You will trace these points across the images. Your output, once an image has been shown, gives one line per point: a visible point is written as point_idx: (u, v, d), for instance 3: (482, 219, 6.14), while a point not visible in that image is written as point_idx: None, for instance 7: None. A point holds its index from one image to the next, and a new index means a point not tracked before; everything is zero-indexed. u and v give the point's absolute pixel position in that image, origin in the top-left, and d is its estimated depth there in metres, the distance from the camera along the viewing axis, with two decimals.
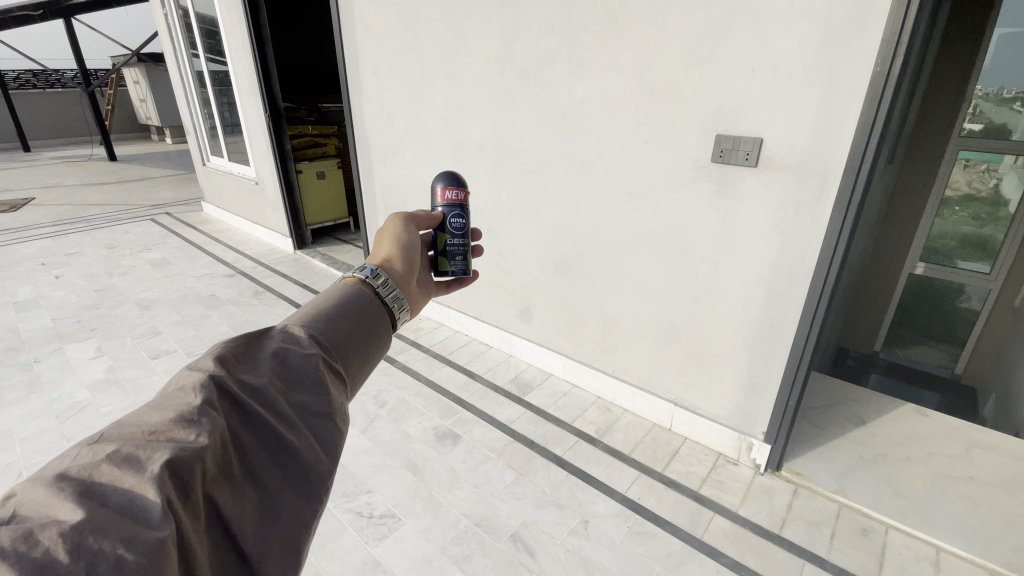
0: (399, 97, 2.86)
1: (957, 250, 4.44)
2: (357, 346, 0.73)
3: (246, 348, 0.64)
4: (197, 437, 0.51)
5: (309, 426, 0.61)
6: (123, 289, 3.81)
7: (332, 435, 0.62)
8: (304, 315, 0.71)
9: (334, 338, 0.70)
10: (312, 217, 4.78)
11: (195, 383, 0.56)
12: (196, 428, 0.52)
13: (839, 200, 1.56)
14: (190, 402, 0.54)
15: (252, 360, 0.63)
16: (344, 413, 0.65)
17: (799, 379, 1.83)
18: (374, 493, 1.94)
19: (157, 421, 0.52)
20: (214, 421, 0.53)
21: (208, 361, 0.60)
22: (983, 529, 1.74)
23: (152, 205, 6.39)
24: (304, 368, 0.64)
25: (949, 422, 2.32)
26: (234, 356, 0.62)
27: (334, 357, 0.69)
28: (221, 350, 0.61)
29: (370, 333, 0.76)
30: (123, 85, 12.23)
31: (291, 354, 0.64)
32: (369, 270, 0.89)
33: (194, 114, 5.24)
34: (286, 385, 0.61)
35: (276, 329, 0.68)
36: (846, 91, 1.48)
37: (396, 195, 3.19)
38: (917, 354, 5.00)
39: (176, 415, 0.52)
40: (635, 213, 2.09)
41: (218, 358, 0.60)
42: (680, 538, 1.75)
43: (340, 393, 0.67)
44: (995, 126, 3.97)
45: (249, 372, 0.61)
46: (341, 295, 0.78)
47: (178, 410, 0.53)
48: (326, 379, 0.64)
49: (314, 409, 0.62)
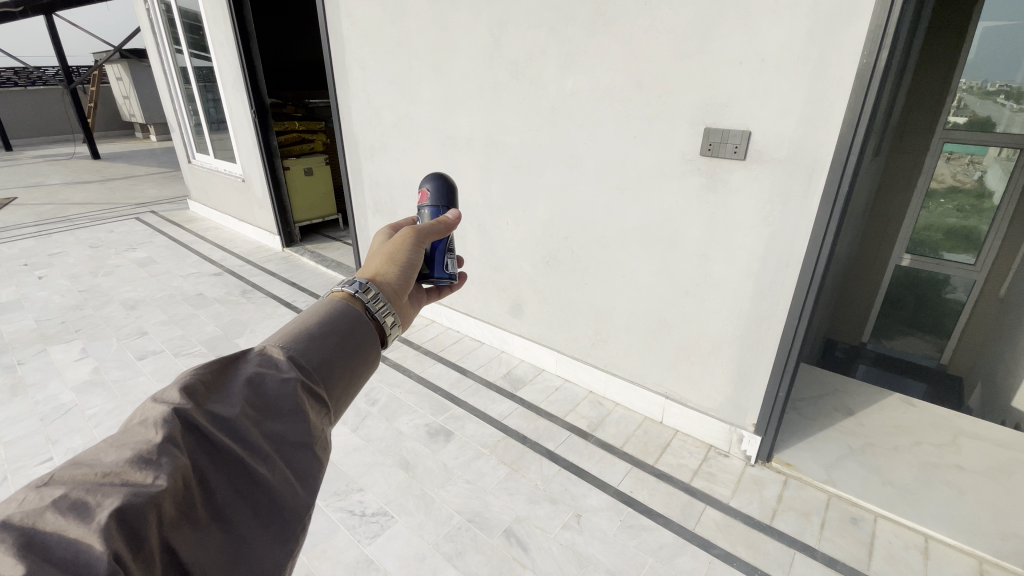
0: (387, 91, 2.83)
1: (942, 242, 4.52)
2: (345, 365, 0.66)
3: (218, 375, 0.59)
4: (154, 479, 0.46)
5: (284, 457, 0.56)
6: (108, 289, 3.75)
7: (311, 466, 0.57)
8: (286, 333, 0.65)
9: (316, 359, 0.63)
10: (301, 214, 4.73)
11: (157, 418, 0.51)
12: (154, 470, 0.47)
13: (826, 193, 1.57)
14: (150, 439, 0.50)
15: (223, 388, 0.58)
16: (324, 441, 0.60)
17: (788, 371, 1.85)
18: (365, 491, 1.93)
19: (113, 462, 0.48)
20: (176, 460, 0.49)
21: (175, 392, 0.55)
22: (969, 516, 1.77)
23: (137, 203, 6.30)
24: (281, 394, 0.59)
25: (936, 411, 2.35)
26: (204, 386, 0.57)
27: (316, 381, 0.63)
28: (190, 379, 0.57)
29: (360, 350, 0.69)
30: (105, 82, 12.02)
31: (266, 380, 0.59)
32: (359, 283, 0.79)
33: (178, 110, 5.16)
34: (260, 415, 0.57)
35: (254, 351, 0.63)
36: (833, 83, 1.48)
37: (385, 191, 3.16)
38: (904, 344, 5.07)
39: (134, 455, 0.48)
40: (625, 207, 2.09)
41: (185, 388, 0.56)
42: (672, 530, 1.76)
43: (322, 419, 0.62)
44: (979, 119, 4.01)
45: (219, 402, 0.56)
46: (329, 306, 0.71)
47: (137, 449, 0.49)
48: (305, 406, 0.59)
49: (290, 439, 0.57)
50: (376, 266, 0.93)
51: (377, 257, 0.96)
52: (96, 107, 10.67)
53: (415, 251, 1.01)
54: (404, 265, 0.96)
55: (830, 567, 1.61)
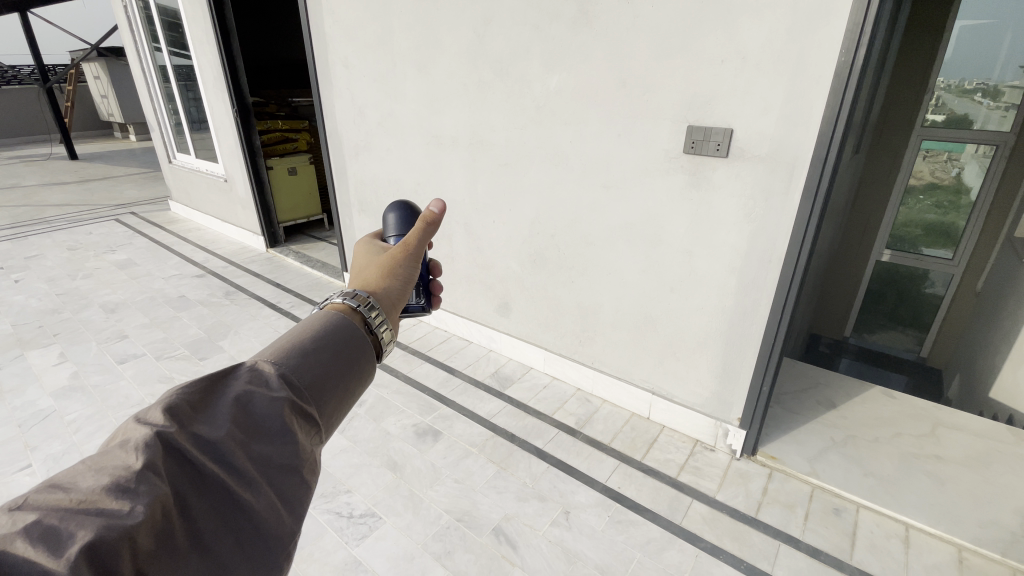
0: (371, 90, 2.81)
1: (922, 238, 4.65)
2: (338, 383, 0.65)
3: (205, 393, 0.57)
4: (131, 511, 0.44)
5: (269, 481, 0.55)
6: (86, 292, 3.67)
7: (298, 490, 0.56)
8: (277, 348, 0.63)
9: (308, 377, 0.62)
10: (285, 215, 4.68)
11: (138, 440, 0.49)
12: (131, 499, 0.44)
13: (807, 190, 1.59)
14: (129, 464, 0.47)
15: (209, 407, 0.56)
16: (312, 464, 0.60)
17: (772, 366, 1.88)
18: (353, 492, 1.92)
19: (89, 487, 0.46)
20: (155, 488, 0.46)
21: (157, 412, 0.53)
22: (948, 504, 1.81)
23: (116, 204, 6.18)
24: (269, 415, 0.57)
25: (915, 402, 2.40)
26: (189, 405, 0.55)
27: (306, 400, 0.61)
28: (175, 398, 0.54)
29: (354, 367, 0.67)
30: (83, 81, 11.76)
31: (256, 400, 0.58)
32: (356, 295, 0.77)
33: (158, 110, 5.07)
34: (247, 437, 0.55)
35: (243, 366, 0.61)
36: (812, 82, 1.51)
37: (370, 190, 3.14)
38: (885, 338, 5.21)
39: (111, 481, 0.46)
40: (609, 205, 2.10)
41: (168, 408, 0.53)
42: (660, 524, 1.77)
43: (311, 439, 0.61)
44: (956, 116, 4.14)
45: (205, 423, 0.54)
46: (325, 320, 0.69)
47: (115, 475, 0.46)
48: (294, 428, 0.58)
49: (277, 462, 0.56)
50: (374, 280, 0.89)
51: (373, 269, 0.92)
52: (73, 106, 10.44)
53: (412, 264, 0.97)
54: (402, 280, 0.93)
55: (813, 558, 1.64)
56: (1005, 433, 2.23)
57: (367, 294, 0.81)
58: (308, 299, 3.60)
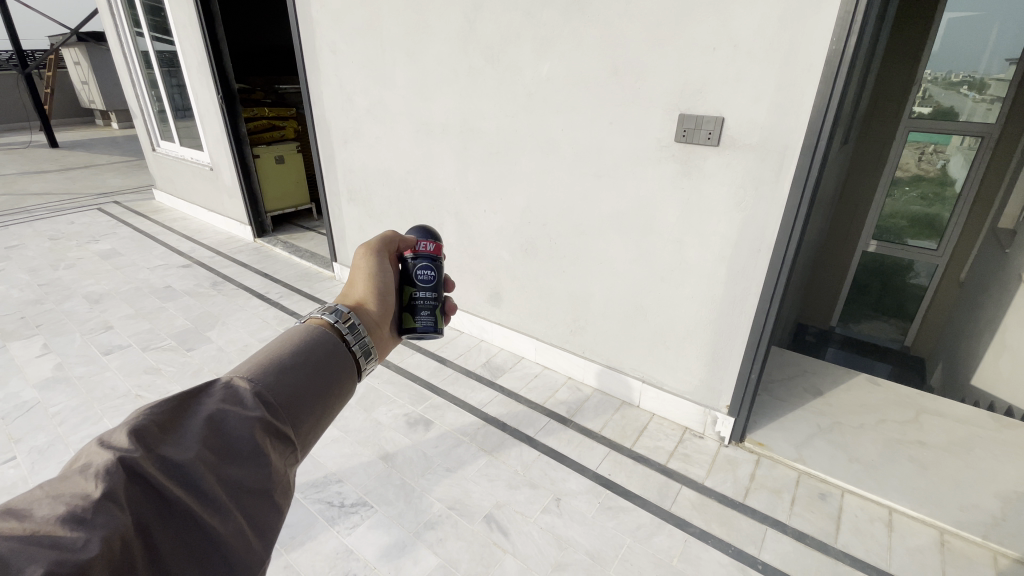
0: (360, 76, 2.76)
1: (907, 230, 4.72)
2: (313, 402, 0.67)
3: (175, 413, 0.57)
4: (85, 544, 0.43)
5: (239, 505, 0.55)
6: (69, 282, 3.60)
7: (267, 513, 0.56)
8: (252, 366, 0.65)
9: (284, 395, 0.64)
10: (273, 204, 4.62)
11: (101, 467, 0.48)
12: (86, 531, 0.44)
13: (796, 180, 1.60)
14: (88, 493, 0.46)
15: (179, 429, 0.56)
16: (285, 484, 0.60)
17: (759, 357, 1.90)
18: (343, 482, 1.92)
19: (44, 515, 0.45)
20: (112, 520, 0.46)
21: (123, 435, 0.52)
22: (931, 490, 1.84)
23: (99, 193, 6.05)
24: (242, 435, 0.58)
25: (899, 389, 2.45)
26: (156, 426, 0.55)
27: (282, 419, 0.63)
28: (142, 419, 0.54)
29: (331, 386, 0.69)
30: (63, 66, 11.43)
31: (229, 418, 0.59)
32: (338, 312, 0.81)
33: (140, 96, 4.95)
34: (217, 458, 0.55)
35: (218, 383, 0.62)
36: (803, 70, 1.51)
37: (360, 178, 3.10)
38: (869, 328, 5.30)
39: (67, 511, 0.45)
40: (601, 193, 2.10)
41: (135, 431, 0.53)
42: (649, 510, 1.80)
43: (286, 460, 0.62)
44: (943, 109, 4.22)
45: (173, 446, 0.54)
46: (300, 337, 0.71)
47: (71, 505, 0.46)
48: (267, 448, 0.59)
49: (248, 485, 0.56)
50: (359, 297, 0.97)
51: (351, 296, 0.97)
52: (54, 94, 10.14)
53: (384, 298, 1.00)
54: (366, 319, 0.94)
55: (799, 542, 1.67)
56: (986, 419, 2.27)
57: (350, 310, 0.84)
58: (297, 289, 3.56)
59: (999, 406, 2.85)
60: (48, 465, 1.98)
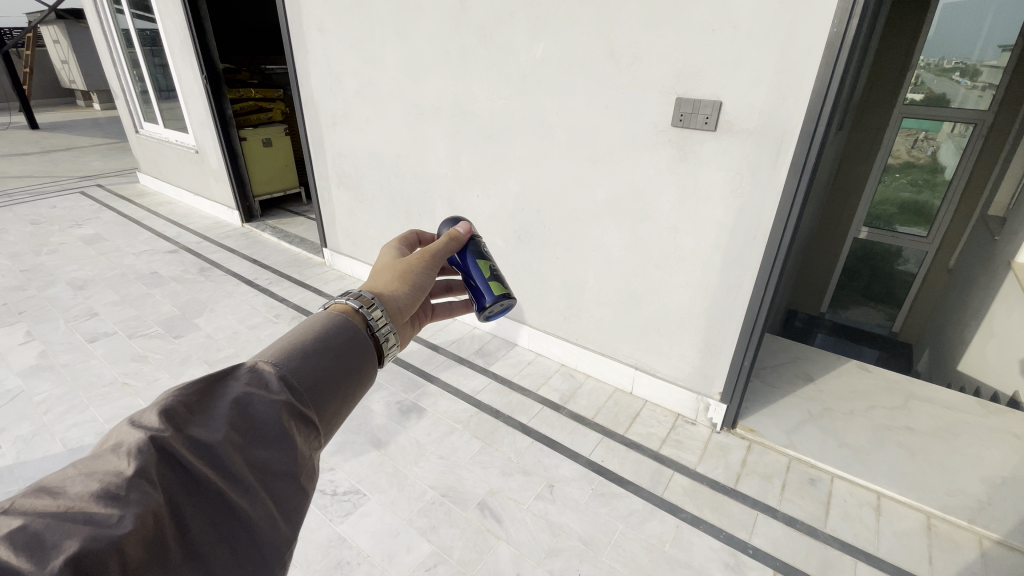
0: (348, 56, 2.69)
1: (897, 217, 4.75)
2: (337, 388, 0.64)
3: (202, 395, 0.55)
4: (120, 520, 0.42)
5: (266, 488, 0.52)
6: (52, 268, 3.52)
7: (294, 497, 0.54)
8: (277, 350, 0.62)
9: (309, 379, 0.61)
10: (261, 187, 4.54)
11: (132, 445, 0.47)
12: (121, 506, 0.43)
13: (794, 164, 1.58)
14: (121, 470, 0.45)
15: (207, 410, 0.54)
16: (311, 469, 0.58)
17: (752, 344, 1.90)
18: (336, 470, 1.90)
19: (77, 493, 0.44)
20: (146, 497, 0.45)
21: (153, 415, 0.51)
22: (920, 474, 1.87)
23: (81, 177, 5.90)
24: (268, 419, 0.55)
25: (889, 376, 2.47)
26: (185, 408, 0.53)
27: (306, 404, 0.60)
28: (171, 400, 0.52)
29: (354, 372, 0.66)
30: (41, 45, 11.07)
31: (255, 401, 0.56)
32: (361, 297, 0.77)
33: (122, 76, 4.80)
34: (244, 440, 0.53)
35: (244, 367, 0.60)
36: (803, 53, 1.48)
37: (349, 162, 3.04)
38: (857, 314, 5.35)
39: (101, 488, 0.44)
40: (596, 179, 2.07)
41: (165, 411, 0.51)
42: (642, 496, 1.81)
43: (310, 444, 0.59)
44: (935, 95, 4.21)
45: (202, 426, 0.52)
46: (324, 322, 0.68)
47: (105, 482, 0.44)
48: (292, 432, 0.56)
49: (274, 468, 0.53)
50: (384, 281, 0.90)
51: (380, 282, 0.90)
52: (33, 72, 9.83)
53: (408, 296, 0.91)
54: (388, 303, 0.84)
55: (789, 526, 1.69)
56: (974, 405, 2.30)
57: (373, 296, 0.80)
58: (286, 275, 3.51)
59: (984, 392, 2.91)
60: (33, 454, 1.95)
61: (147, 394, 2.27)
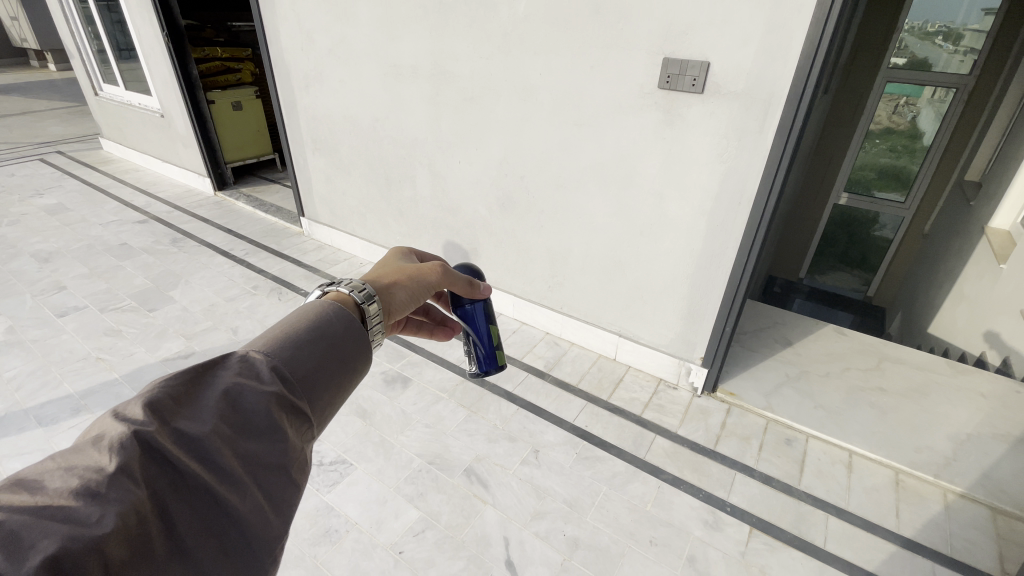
0: (320, 12, 2.54)
1: (875, 182, 4.78)
2: (332, 378, 0.61)
3: (191, 384, 0.53)
4: (100, 519, 0.40)
5: (256, 482, 0.50)
6: (14, 240, 3.36)
7: (285, 490, 0.52)
8: (268, 338, 0.59)
9: (301, 369, 0.58)
10: (232, 154, 4.36)
11: (115, 439, 0.45)
12: (102, 505, 0.41)
13: (781, 128, 1.56)
14: (102, 466, 0.43)
15: (195, 401, 0.52)
16: (303, 461, 0.56)
17: (734, 309, 1.92)
18: (321, 441, 1.90)
19: (56, 489, 0.42)
20: (128, 494, 0.42)
21: (138, 407, 0.49)
22: (890, 433, 1.94)
23: (40, 143, 5.59)
24: (258, 411, 0.53)
25: (864, 339, 2.54)
26: (172, 399, 0.50)
27: (299, 395, 0.57)
28: (157, 391, 0.50)
29: (350, 362, 0.63)
30: None
31: (245, 392, 0.53)
32: (360, 288, 0.74)
33: (76, 33, 4.49)
34: (234, 433, 0.51)
35: (234, 355, 0.57)
36: (793, 11, 1.43)
37: (324, 126, 2.92)
38: (834, 279, 5.47)
39: (80, 484, 0.42)
40: (580, 144, 2.02)
41: (151, 404, 0.49)
42: (625, 459, 1.85)
43: (302, 436, 0.57)
44: (918, 60, 4.21)
45: (190, 418, 0.50)
46: (319, 309, 0.65)
47: (85, 478, 0.42)
48: (283, 425, 0.54)
49: (264, 461, 0.51)
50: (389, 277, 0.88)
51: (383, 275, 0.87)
52: None
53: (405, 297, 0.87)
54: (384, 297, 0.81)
55: (766, 484, 1.75)
56: (943, 365, 2.38)
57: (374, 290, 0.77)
58: (263, 245, 3.42)
59: (953, 352, 3.02)
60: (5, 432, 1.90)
61: (123, 369, 2.21)
